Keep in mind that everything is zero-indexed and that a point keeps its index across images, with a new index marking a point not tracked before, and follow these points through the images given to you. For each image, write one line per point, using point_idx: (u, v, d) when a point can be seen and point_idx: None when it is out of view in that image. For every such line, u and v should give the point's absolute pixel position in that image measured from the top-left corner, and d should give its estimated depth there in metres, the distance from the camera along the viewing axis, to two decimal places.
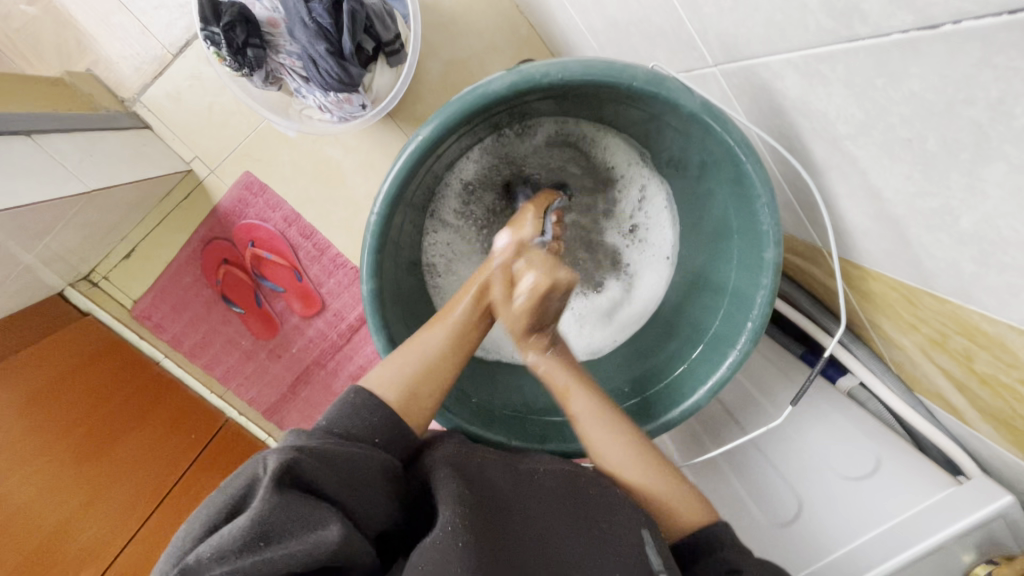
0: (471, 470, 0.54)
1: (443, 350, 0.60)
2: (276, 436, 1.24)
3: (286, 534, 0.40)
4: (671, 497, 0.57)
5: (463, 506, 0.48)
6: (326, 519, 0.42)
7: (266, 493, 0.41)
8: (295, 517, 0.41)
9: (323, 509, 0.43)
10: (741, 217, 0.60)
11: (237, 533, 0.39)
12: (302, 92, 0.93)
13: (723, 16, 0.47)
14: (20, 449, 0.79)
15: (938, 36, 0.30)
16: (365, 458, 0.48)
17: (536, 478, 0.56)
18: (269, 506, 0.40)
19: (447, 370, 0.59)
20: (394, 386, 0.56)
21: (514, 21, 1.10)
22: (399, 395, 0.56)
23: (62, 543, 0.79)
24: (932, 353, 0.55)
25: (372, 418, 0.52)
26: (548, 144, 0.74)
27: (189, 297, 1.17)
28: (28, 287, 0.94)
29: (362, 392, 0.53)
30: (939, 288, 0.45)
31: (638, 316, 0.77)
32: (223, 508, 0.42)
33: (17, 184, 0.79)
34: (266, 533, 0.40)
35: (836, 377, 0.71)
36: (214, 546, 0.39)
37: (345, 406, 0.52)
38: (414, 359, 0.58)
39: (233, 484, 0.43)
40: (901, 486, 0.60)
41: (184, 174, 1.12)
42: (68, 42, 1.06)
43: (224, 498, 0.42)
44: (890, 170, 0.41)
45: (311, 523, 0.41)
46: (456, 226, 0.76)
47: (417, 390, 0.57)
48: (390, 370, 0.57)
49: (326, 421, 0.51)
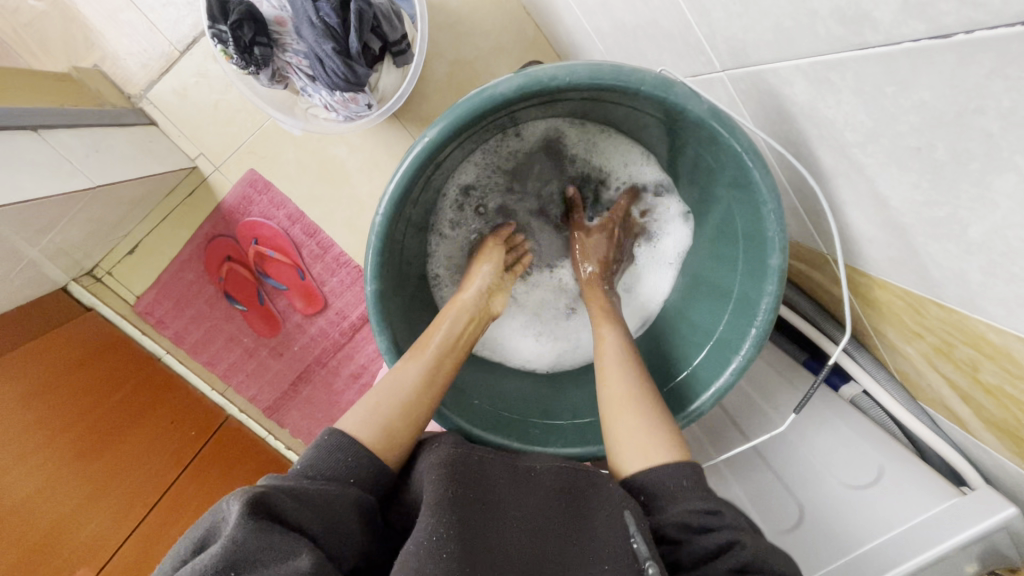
0: (464, 471, 0.53)
1: (417, 385, 0.60)
2: (276, 434, 1.24)
3: (257, 565, 0.39)
4: (642, 429, 0.58)
5: (450, 509, 0.48)
6: (298, 548, 0.41)
7: (237, 522, 0.40)
8: (265, 546, 0.40)
9: (293, 540, 0.42)
10: (747, 222, 0.60)
11: (207, 563, 0.39)
12: (309, 91, 0.93)
13: (731, 21, 0.47)
14: (22, 443, 0.79)
15: (951, 45, 0.30)
16: (336, 494, 0.47)
17: (533, 476, 0.56)
18: (240, 534, 0.40)
19: (421, 405, 0.59)
20: (369, 425, 0.55)
21: (520, 23, 1.10)
22: (374, 432, 0.54)
23: (62, 538, 0.79)
24: (937, 363, 0.55)
25: (348, 457, 0.51)
26: (543, 147, 0.75)
27: (191, 293, 1.17)
28: (31, 281, 0.94)
29: (335, 433, 0.52)
30: (946, 297, 0.45)
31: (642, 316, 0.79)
32: (198, 546, 0.42)
33: (23, 178, 0.79)
34: (237, 563, 0.39)
35: (840, 385, 0.71)
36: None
37: (319, 447, 0.51)
38: (383, 399, 0.58)
39: (205, 525, 0.43)
40: (902, 493, 0.60)
41: (189, 171, 1.12)
42: (75, 38, 1.06)
43: (198, 535, 0.43)
44: (898, 179, 0.41)
45: (283, 553, 0.40)
46: (454, 232, 0.77)
47: (393, 425, 0.56)
48: (363, 410, 0.56)
49: (301, 463, 0.50)
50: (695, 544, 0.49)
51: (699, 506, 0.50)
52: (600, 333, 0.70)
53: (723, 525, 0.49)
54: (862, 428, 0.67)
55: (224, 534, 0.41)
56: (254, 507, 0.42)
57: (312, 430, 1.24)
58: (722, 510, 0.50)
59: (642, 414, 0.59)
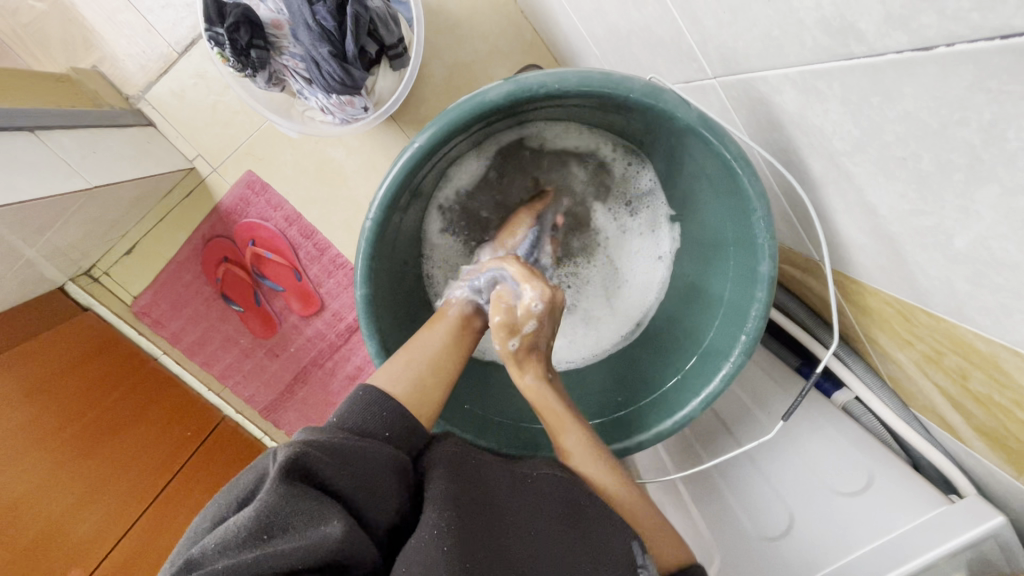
0: (466, 470, 0.53)
1: (443, 349, 0.62)
2: (273, 434, 1.24)
3: (289, 529, 0.39)
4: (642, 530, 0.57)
5: (449, 505, 0.48)
6: (328, 515, 0.41)
7: (272, 485, 0.41)
8: (298, 511, 0.40)
9: (325, 505, 0.42)
10: (738, 229, 0.60)
11: (241, 524, 0.39)
12: (305, 94, 0.94)
13: (722, 29, 0.47)
14: (14, 443, 0.79)
15: (932, 57, 0.30)
16: (371, 452, 0.47)
17: (530, 482, 0.55)
18: (274, 497, 0.40)
19: (451, 366, 0.61)
20: (402, 381, 0.56)
21: (519, 26, 1.10)
22: (407, 388, 0.56)
23: (56, 539, 0.78)
24: (928, 370, 0.55)
25: (382, 413, 0.51)
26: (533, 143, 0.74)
27: (188, 294, 1.17)
28: (28, 281, 0.94)
29: (370, 389, 0.52)
30: (933, 306, 0.45)
31: (638, 309, 0.78)
32: (237, 501, 0.42)
33: (19, 179, 0.79)
34: (269, 527, 0.39)
35: (831, 391, 0.71)
36: (222, 537, 0.39)
37: (355, 403, 0.51)
38: (415, 355, 0.59)
39: (248, 478, 0.44)
40: (892, 500, 0.59)
41: (187, 172, 1.13)
42: (75, 39, 1.06)
43: (237, 492, 0.43)
44: (886, 188, 0.41)
45: (314, 519, 0.40)
46: (450, 230, 0.77)
47: (422, 379, 0.57)
48: (396, 366, 0.58)
49: (337, 417, 0.50)
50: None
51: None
52: (561, 445, 0.62)
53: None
54: (854, 434, 0.67)
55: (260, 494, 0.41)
56: (288, 470, 0.42)
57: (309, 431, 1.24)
58: None
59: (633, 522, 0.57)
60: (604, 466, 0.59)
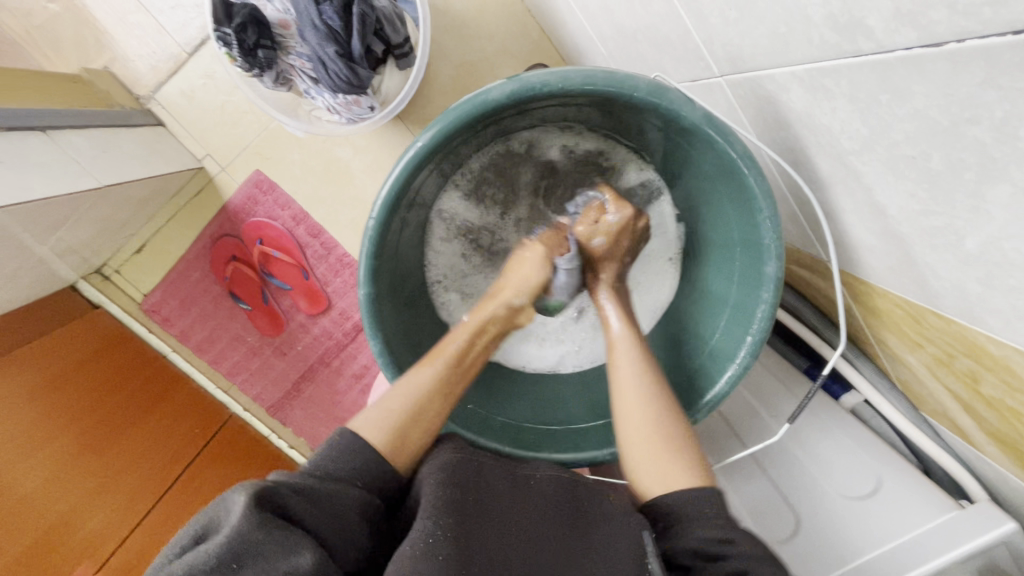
0: (464, 479, 0.52)
1: (433, 390, 0.58)
2: (280, 432, 1.25)
3: (256, 561, 0.40)
4: (665, 459, 0.55)
5: (446, 513, 0.47)
6: (299, 546, 0.42)
7: (242, 515, 0.41)
8: (267, 543, 0.40)
9: (294, 538, 0.42)
10: (744, 230, 0.60)
11: (208, 554, 0.39)
12: (312, 93, 0.94)
13: (728, 27, 0.46)
14: (24, 438, 0.80)
15: (942, 54, 0.29)
16: (344, 492, 0.47)
17: (531, 486, 0.56)
18: (244, 527, 0.40)
19: (435, 411, 0.58)
20: (384, 428, 0.54)
21: (525, 25, 1.10)
22: (386, 437, 0.53)
23: (65, 533, 0.79)
24: (938, 373, 0.54)
25: (358, 458, 0.50)
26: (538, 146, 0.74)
27: (197, 292, 1.18)
28: (39, 279, 0.95)
29: (347, 433, 0.52)
30: (944, 307, 0.44)
31: (650, 314, 0.76)
32: (203, 531, 0.42)
33: (31, 178, 0.80)
34: (238, 557, 0.39)
35: (841, 394, 0.71)
36: (188, 565, 0.39)
37: (332, 444, 0.51)
38: (396, 404, 0.56)
39: (214, 510, 0.44)
40: (903, 505, 0.58)
41: (196, 171, 1.14)
42: (86, 40, 1.08)
43: (204, 521, 0.43)
44: (895, 187, 0.40)
45: (284, 550, 0.41)
46: (455, 236, 0.77)
47: (404, 429, 0.55)
48: (375, 412, 0.55)
49: (312, 459, 0.50)
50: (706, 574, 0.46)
51: (716, 534, 0.48)
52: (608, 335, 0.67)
53: (733, 554, 0.46)
54: (863, 438, 0.66)
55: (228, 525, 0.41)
56: (260, 502, 0.42)
57: (315, 429, 1.25)
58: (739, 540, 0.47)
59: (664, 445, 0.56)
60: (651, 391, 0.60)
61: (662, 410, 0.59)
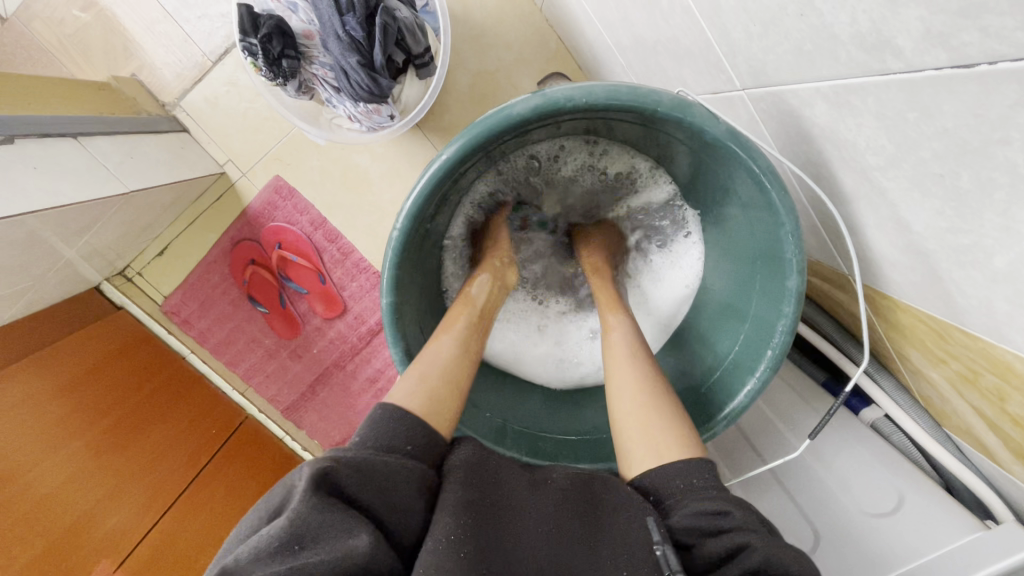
0: (484, 475, 0.52)
1: (454, 358, 0.61)
2: (294, 434, 1.27)
3: (319, 540, 0.40)
4: (657, 427, 0.56)
5: (467, 514, 0.47)
6: (356, 528, 0.41)
7: (302, 496, 0.41)
8: (329, 521, 0.41)
9: (351, 517, 0.42)
10: (766, 244, 0.60)
11: (276, 534, 0.40)
12: (333, 102, 0.96)
13: (752, 43, 0.47)
14: (46, 437, 0.81)
15: (972, 76, 0.29)
16: (394, 464, 0.47)
17: (549, 484, 0.54)
18: (305, 508, 0.41)
19: (464, 376, 0.60)
20: (416, 395, 0.55)
21: (543, 35, 1.11)
22: (423, 401, 0.55)
23: (85, 532, 0.80)
24: (962, 390, 0.53)
25: (401, 425, 0.51)
26: (555, 160, 0.76)
27: (216, 295, 1.20)
28: (66, 280, 0.98)
29: (388, 407, 0.52)
30: (970, 324, 0.44)
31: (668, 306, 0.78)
32: (267, 514, 0.44)
33: (63, 183, 0.82)
34: (301, 537, 0.40)
35: (859, 408, 0.69)
36: (255, 548, 0.40)
37: (375, 421, 0.51)
38: (426, 370, 0.58)
39: (276, 494, 0.45)
40: (924, 523, 0.58)
41: (218, 176, 1.16)
42: (116, 48, 1.10)
43: (268, 506, 0.44)
44: (921, 204, 0.40)
45: (343, 530, 0.41)
46: (467, 243, 0.78)
47: (442, 396, 0.56)
48: (409, 382, 0.57)
49: (359, 436, 0.50)
50: (703, 551, 0.46)
51: (706, 507, 0.48)
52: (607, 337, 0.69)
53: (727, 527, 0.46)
54: (883, 454, 0.65)
55: (290, 507, 0.42)
56: (316, 483, 0.42)
57: (328, 432, 1.27)
58: (731, 512, 0.47)
59: (653, 407, 0.58)
60: (637, 354, 0.65)
61: (647, 373, 0.62)
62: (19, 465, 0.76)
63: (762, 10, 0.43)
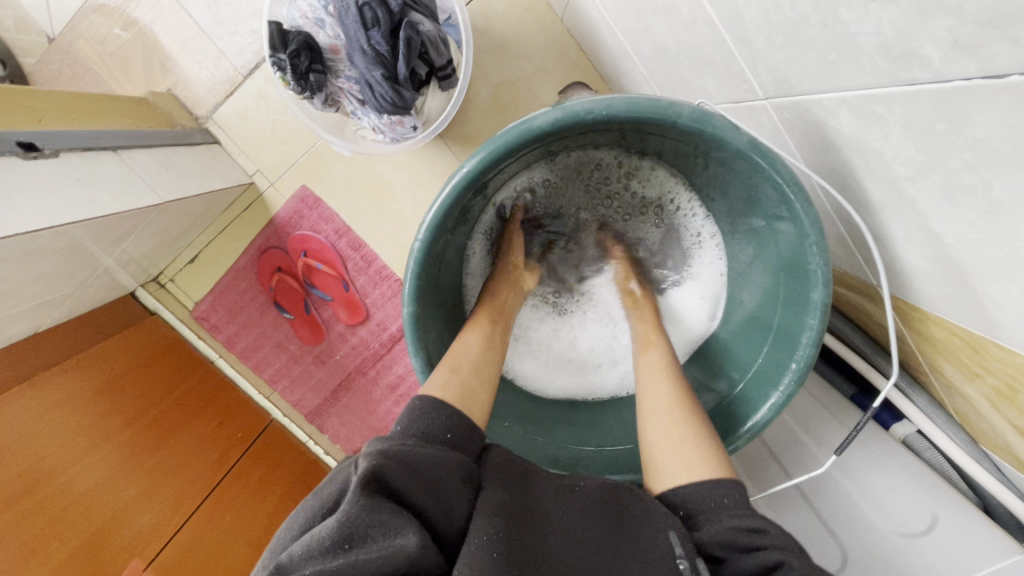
0: (516, 478, 0.52)
1: (482, 351, 0.63)
2: (317, 438, 1.30)
3: (367, 540, 0.40)
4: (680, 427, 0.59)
5: (498, 514, 0.46)
6: (404, 527, 0.41)
7: (353, 497, 0.41)
8: (377, 522, 0.40)
9: (399, 517, 0.42)
10: (789, 254, 0.59)
11: (325, 534, 0.39)
12: (359, 114, 0.99)
13: (774, 52, 0.46)
14: (87, 436, 0.85)
15: (1005, 86, 0.28)
16: (441, 457, 0.48)
17: (578, 490, 0.54)
18: (354, 509, 0.40)
19: (492, 369, 0.62)
20: (450, 387, 0.56)
21: (564, 44, 1.12)
22: (456, 393, 0.56)
23: (119, 528, 0.83)
24: (1001, 407, 0.51)
25: (442, 417, 0.52)
26: (576, 170, 0.76)
27: (244, 301, 1.24)
28: (104, 286, 1.02)
29: (425, 400, 0.53)
30: (1006, 338, 0.42)
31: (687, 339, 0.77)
32: (320, 509, 0.43)
33: (104, 195, 0.85)
34: (350, 537, 0.39)
35: (890, 423, 0.66)
36: (306, 545, 0.39)
37: (416, 412, 0.51)
38: (455, 365, 0.60)
39: (329, 489, 0.45)
40: (959, 546, 0.57)
41: (247, 187, 1.19)
42: (153, 64, 1.15)
43: (320, 501, 0.44)
44: (952, 216, 0.39)
45: (391, 530, 0.41)
46: (489, 247, 0.79)
47: (472, 386, 0.58)
48: (443, 373, 0.58)
49: (401, 426, 0.50)
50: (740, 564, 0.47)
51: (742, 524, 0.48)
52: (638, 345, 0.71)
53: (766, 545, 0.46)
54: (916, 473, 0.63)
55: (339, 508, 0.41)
56: (367, 484, 0.42)
57: (350, 437, 1.29)
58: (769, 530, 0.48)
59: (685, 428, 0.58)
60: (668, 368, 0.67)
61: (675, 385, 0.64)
62: (60, 462, 0.79)
63: (785, 21, 0.43)
